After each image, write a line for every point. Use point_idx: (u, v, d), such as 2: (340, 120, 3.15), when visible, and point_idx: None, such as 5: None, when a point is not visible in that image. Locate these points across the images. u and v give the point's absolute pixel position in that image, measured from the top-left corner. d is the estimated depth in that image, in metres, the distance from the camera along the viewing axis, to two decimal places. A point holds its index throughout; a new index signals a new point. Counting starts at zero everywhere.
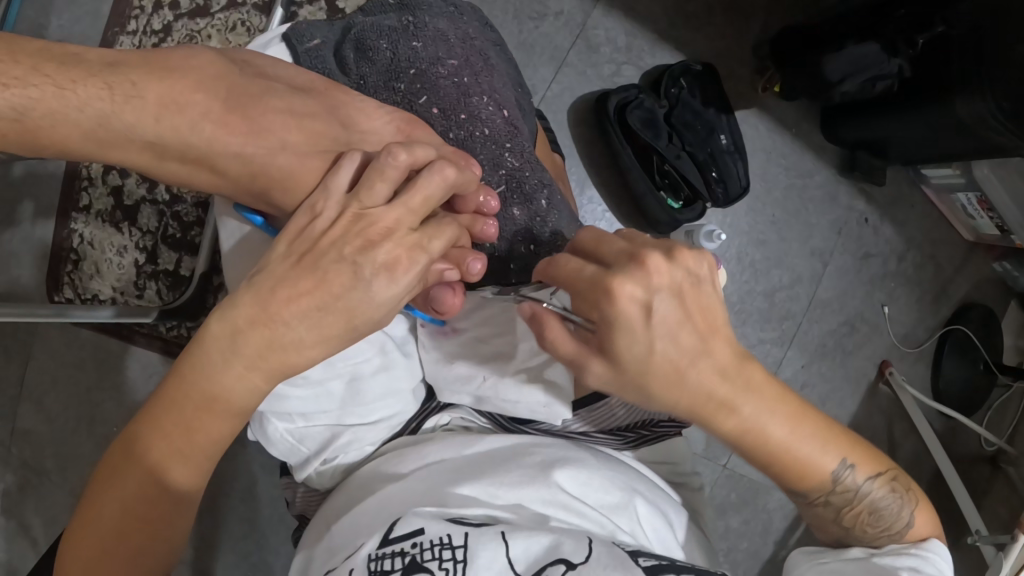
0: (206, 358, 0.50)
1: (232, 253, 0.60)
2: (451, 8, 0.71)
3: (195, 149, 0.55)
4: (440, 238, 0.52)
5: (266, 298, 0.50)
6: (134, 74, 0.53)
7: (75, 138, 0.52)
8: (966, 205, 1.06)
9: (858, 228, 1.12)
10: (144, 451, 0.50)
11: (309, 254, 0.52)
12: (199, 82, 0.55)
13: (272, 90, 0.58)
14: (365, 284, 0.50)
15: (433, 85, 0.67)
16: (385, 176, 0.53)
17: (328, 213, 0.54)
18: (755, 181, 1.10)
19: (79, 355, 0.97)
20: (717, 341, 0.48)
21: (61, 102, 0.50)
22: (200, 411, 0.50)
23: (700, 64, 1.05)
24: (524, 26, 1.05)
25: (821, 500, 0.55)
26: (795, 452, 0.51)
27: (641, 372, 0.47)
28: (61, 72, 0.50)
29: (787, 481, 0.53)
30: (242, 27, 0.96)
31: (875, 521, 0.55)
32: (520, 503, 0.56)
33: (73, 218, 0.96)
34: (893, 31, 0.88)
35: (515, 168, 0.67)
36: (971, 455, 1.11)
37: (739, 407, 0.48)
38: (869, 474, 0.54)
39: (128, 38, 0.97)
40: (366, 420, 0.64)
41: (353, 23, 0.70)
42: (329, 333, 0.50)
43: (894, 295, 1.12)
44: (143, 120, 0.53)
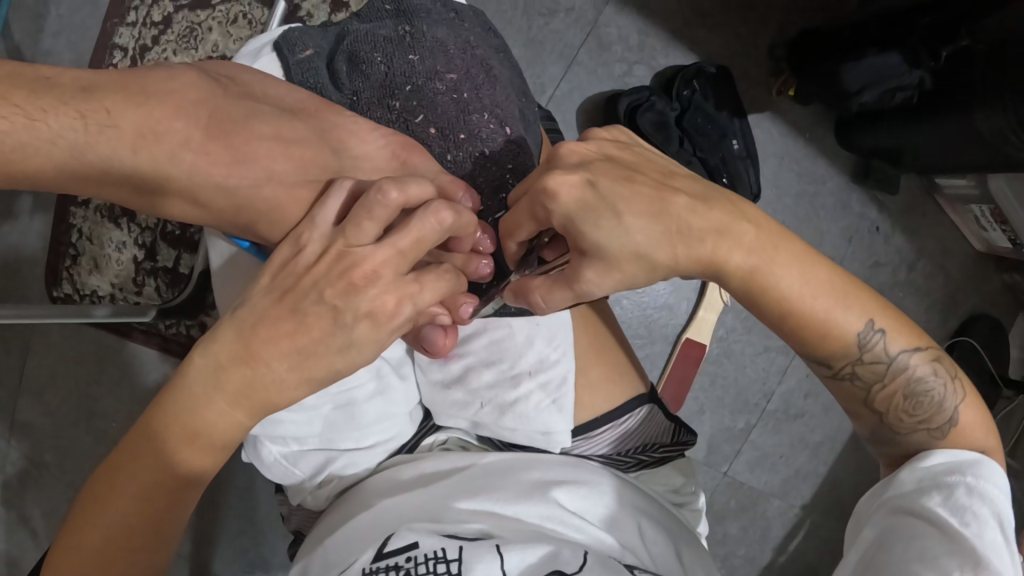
0: (186, 393, 0.49)
1: (220, 271, 0.61)
2: (451, 13, 0.68)
3: (178, 181, 0.54)
4: (429, 289, 0.53)
5: (248, 334, 0.49)
6: (109, 101, 0.50)
7: (48, 169, 0.49)
8: (979, 216, 1.03)
9: (869, 236, 1.09)
10: (121, 483, 0.49)
11: (293, 290, 0.51)
12: (180, 108, 0.53)
13: (257, 113, 0.57)
14: (345, 329, 0.50)
15: (431, 102, 0.65)
16: (374, 215, 0.53)
17: (312, 247, 0.53)
18: (766, 187, 1.07)
19: (78, 348, 0.97)
20: (673, 195, 0.51)
21: (30, 134, 0.47)
22: (180, 443, 0.49)
23: (714, 66, 1.02)
24: (534, 23, 1.02)
25: (848, 372, 0.55)
26: (811, 308, 0.53)
27: (626, 252, 0.50)
28: (31, 101, 0.47)
29: (811, 345, 0.55)
30: (244, 20, 0.94)
31: (914, 409, 0.54)
32: (517, 518, 0.55)
33: (72, 212, 0.95)
34: (916, 40, 0.84)
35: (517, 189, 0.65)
36: None
37: (729, 248, 0.52)
38: (903, 346, 0.54)
39: (128, 29, 0.94)
40: (362, 444, 0.62)
41: (345, 28, 0.66)
42: (312, 374, 0.51)
43: (903, 304, 1.09)
44: (119, 150, 0.51)
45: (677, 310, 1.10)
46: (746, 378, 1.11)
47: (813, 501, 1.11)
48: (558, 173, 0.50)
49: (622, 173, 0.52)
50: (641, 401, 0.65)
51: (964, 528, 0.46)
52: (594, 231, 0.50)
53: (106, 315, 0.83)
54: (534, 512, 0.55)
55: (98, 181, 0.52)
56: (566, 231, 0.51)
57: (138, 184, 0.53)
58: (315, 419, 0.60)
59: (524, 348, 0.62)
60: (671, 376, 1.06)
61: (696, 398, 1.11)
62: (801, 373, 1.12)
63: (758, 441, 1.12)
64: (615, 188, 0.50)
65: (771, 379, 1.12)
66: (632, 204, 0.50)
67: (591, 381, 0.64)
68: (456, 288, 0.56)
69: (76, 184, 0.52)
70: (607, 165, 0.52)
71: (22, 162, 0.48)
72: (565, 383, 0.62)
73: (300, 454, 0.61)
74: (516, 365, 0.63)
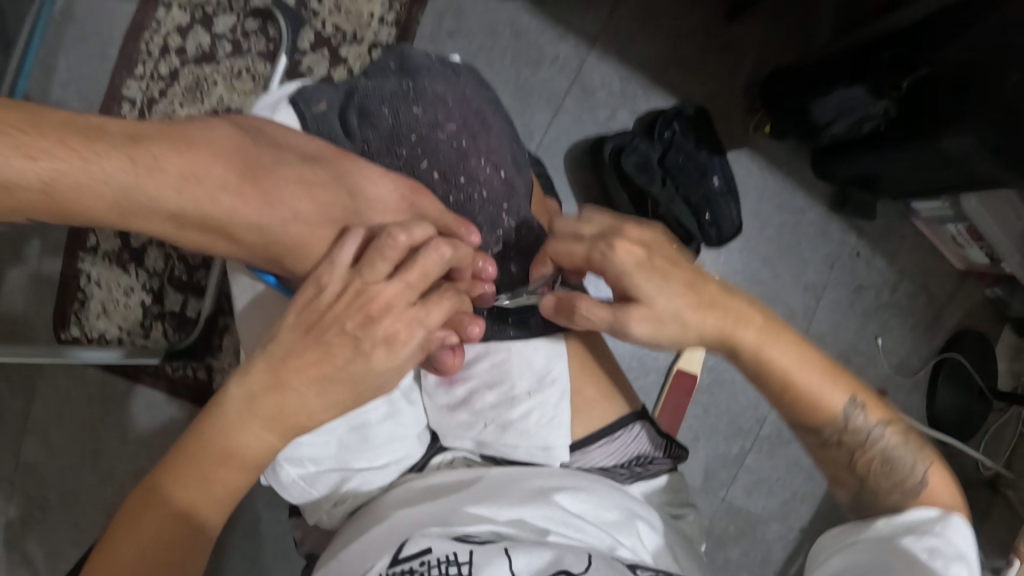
0: (221, 417, 0.52)
1: (244, 310, 0.62)
2: (449, 70, 0.71)
3: (216, 222, 0.55)
4: (439, 310, 0.56)
5: (278, 364, 0.53)
6: (155, 147, 0.52)
7: (101, 210, 0.50)
8: (956, 235, 1.08)
9: (850, 262, 1.14)
10: (161, 503, 0.51)
11: (315, 325, 0.54)
12: (218, 153, 0.55)
13: (283, 159, 0.58)
14: (364, 357, 0.54)
15: (434, 149, 0.67)
16: (385, 256, 0.55)
17: (332, 286, 0.55)
18: (748, 219, 1.12)
19: (84, 392, 0.99)
20: (705, 280, 0.61)
21: (86, 175, 0.48)
22: (215, 463, 0.52)
23: (692, 108, 1.08)
24: (521, 73, 1.07)
25: (835, 440, 0.62)
26: (806, 383, 0.60)
27: (667, 308, 0.58)
28: (87, 145, 0.49)
29: (803, 414, 0.61)
30: (247, 75, 0.99)
31: (890, 475, 0.60)
32: (523, 519, 0.58)
33: (81, 257, 0.98)
34: (881, 73, 0.89)
35: (513, 226, 0.68)
36: (968, 479, 1.11)
37: (743, 324, 0.60)
38: (879, 419, 0.61)
39: (135, 82, 0.99)
40: (375, 464, 0.64)
41: (355, 84, 0.69)
42: (337, 400, 0.54)
43: (888, 326, 1.14)
44: (165, 192, 0.52)
45: None
46: (739, 406, 1.14)
47: (812, 523, 1.13)
48: (626, 239, 0.58)
49: (671, 258, 0.61)
50: (633, 418, 0.68)
51: (933, 562, 0.52)
52: (652, 279, 0.58)
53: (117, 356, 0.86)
54: (537, 514, 0.58)
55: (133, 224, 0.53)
56: (620, 283, 0.59)
57: (180, 223, 0.54)
58: (329, 439, 0.62)
59: (523, 369, 0.65)
60: (665, 406, 1.08)
61: (690, 426, 1.13)
62: None
63: (754, 465, 1.14)
64: (662, 262, 0.59)
65: (762, 404, 1.14)
66: (675, 277, 0.59)
67: (589, 400, 0.66)
68: (459, 306, 0.58)
69: (119, 221, 0.53)
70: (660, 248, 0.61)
71: (76, 202, 0.49)
72: (563, 400, 0.65)
73: (317, 475, 0.62)
74: (516, 386, 0.65)
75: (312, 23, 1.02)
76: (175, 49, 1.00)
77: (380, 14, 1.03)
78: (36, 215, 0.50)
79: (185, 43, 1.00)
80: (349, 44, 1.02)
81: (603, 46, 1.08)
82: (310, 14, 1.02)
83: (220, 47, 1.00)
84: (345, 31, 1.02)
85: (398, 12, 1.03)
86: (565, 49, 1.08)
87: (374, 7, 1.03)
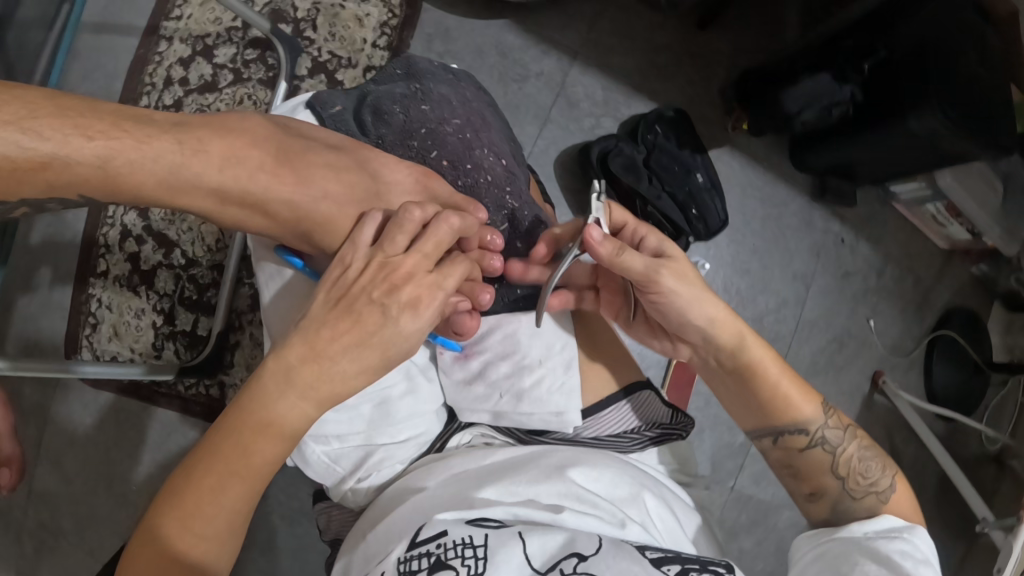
0: (262, 388, 0.54)
1: (275, 295, 0.63)
2: (450, 75, 0.76)
3: (252, 197, 0.57)
4: (454, 276, 0.59)
5: (312, 336, 0.55)
6: (200, 132, 0.55)
7: (149, 186, 0.53)
8: (935, 214, 1.13)
9: (835, 249, 1.19)
10: (202, 472, 0.53)
11: (344, 297, 0.57)
12: (256, 139, 0.58)
13: (313, 148, 0.61)
14: (393, 322, 0.56)
15: (442, 141, 0.71)
16: (405, 229, 0.59)
17: (355, 263, 0.59)
18: (733, 214, 1.17)
19: (97, 417, 1.00)
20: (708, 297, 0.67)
21: (139, 153, 0.52)
22: (257, 433, 0.53)
23: (672, 111, 1.13)
24: (509, 88, 1.12)
25: (817, 439, 0.64)
26: (787, 385, 0.64)
27: (697, 280, 0.63)
28: (139, 128, 0.52)
29: (788, 410, 0.64)
30: (249, 100, 1.04)
31: (865, 476, 0.63)
32: (536, 499, 0.56)
33: (90, 283, 1.01)
34: (843, 61, 0.99)
35: (516, 208, 0.71)
36: (975, 454, 1.15)
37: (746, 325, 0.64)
38: (850, 427, 0.65)
39: (141, 112, 1.04)
40: (397, 439, 0.65)
41: (366, 90, 0.74)
42: (368, 365, 0.56)
43: (878, 308, 1.18)
44: (208, 169, 0.55)
45: None
46: None
47: None
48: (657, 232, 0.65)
49: None
50: (639, 386, 0.70)
51: (903, 562, 0.55)
52: (683, 259, 0.63)
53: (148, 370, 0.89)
54: (552, 493, 0.56)
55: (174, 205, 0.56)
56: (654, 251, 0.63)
57: (226, 200, 0.57)
58: (351, 415, 0.64)
59: (531, 340, 0.67)
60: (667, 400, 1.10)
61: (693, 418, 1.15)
62: None
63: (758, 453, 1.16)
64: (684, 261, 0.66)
65: None
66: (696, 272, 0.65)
67: (596, 370, 0.69)
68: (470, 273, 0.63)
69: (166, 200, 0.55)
70: None
71: (128, 179, 0.52)
72: (571, 368, 0.67)
73: (341, 450, 0.65)
74: (527, 356, 0.67)
75: (308, 50, 1.07)
76: (178, 80, 1.05)
77: (373, 39, 1.09)
78: (92, 193, 0.53)
79: (188, 73, 1.05)
80: (345, 68, 1.07)
81: (584, 59, 1.15)
82: (306, 42, 1.08)
83: (222, 75, 1.05)
84: (340, 56, 1.07)
85: (389, 36, 1.09)
86: (548, 64, 1.13)
87: (366, 33, 1.09)
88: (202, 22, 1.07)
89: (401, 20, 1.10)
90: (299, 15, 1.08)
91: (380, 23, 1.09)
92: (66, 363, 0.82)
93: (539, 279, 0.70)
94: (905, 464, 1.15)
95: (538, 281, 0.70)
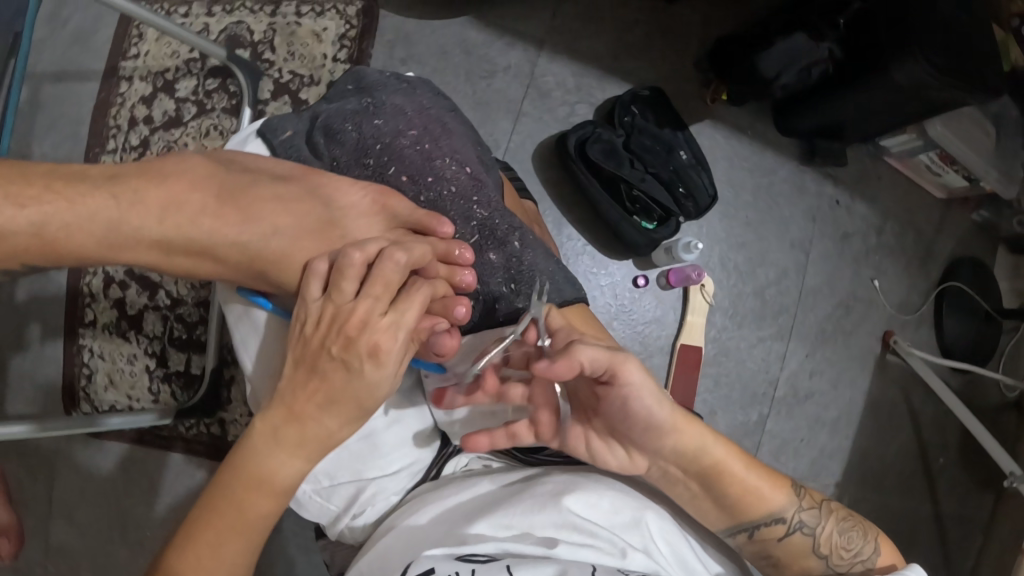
0: (253, 446, 0.54)
1: (243, 333, 0.63)
2: (404, 84, 0.73)
3: (197, 242, 0.58)
4: (412, 309, 0.55)
5: (288, 398, 0.55)
6: (134, 182, 0.57)
7: (89, 247, 0.55)
8: (930, 163, 1.10)
9: (831, 211, 1.16)
10: (199, 530, 0.52)
11: (306, 356, 0.55)
12: (196, 182, 0.59)
13: (257, 181, 0.61)
14: (357, 375, 0.54)
15: (400, 156, 0.68)
16: (348, 274, 0.55)
17: (312, 317, 0.56)
18: (722, 188, 1.14)
19: (104, 466, 0.99)
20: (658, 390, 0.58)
21: (74, 214, 0.54)
22: (249, 489, 0.53)
23: (647, 89, 1.10)
24: (477, 86, 1.09)
25: (795, 522, 0.59)
26: (754, 478, 0.57)
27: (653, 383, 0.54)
28: (72, 189, 0.54)
29: (761, 504, 0.57)
30: (215, 131, 1.02)
31: (848, 544, 0.59)
32: (531, 530, 0.53)
33: (81, 334, 1.00)
34: (816, 18, 0.94)
35: (485, 217, 0.67)
36: (996, 405, 1.15)
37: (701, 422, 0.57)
38: (824, 500, 0.61)
39: (109, 155, 1.03)
40: (387, 471, 0.63)
41: (318, 110, 0.71)
42: (347, 416, 0.55)
43: (882, 268, 1.16)
44: (148, 221, 0.56)
45: (666, 321, 1.10)
46: (748, 372, 1.11)
47: (845, 476, 1.12)
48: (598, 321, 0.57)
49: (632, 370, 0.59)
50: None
51: None
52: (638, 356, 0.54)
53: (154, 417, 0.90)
54: (546, 525, 0.53)
55: (123, 247, 0.57)
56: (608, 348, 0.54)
57: (166, 251, 0.58)
58: (336, 453, 0.62)
59: None
60: (675, 386, 1.06)
61: (704, 400, 1.09)
62: (801, 354, 1.13)
63: (776, 429, 1.11)
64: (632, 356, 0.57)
65: (772, 366, 1.12)
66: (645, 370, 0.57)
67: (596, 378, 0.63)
68: (435, 291, 0.59)
69: (108, 254, 0.57)
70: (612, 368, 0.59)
71: (66, 241, 0.54)
72: None
73: (332, 488, 0.63)
74: None
75: (269, 72, 1.05)
76: (142, 119, 1.03)
77: (333, 53, 1.06)
78: (32, 258, 0.55)
79: (152, 111, 1.03)
80: (309, 86, 1.05)
81: (551, 47, 1.11)
82: (265, 65, 1.06)
83: (186, 109, 1.03)
84: (302, 75, 1.05)
85: (349, 48, 1.07)
86: (515, 57, 1.10)
87: (325, 47, 1.07)
88: (159, 57, 1.05)
89: (360, 30, 1.07)
90: (256, 38, 1.06)
91: (338, 36, 1.07)
92: (87, 419, 0.84)
93: (518, 291, 0.65)
94: (921, 420, 1.15)
95: (516, 293, 0.64)
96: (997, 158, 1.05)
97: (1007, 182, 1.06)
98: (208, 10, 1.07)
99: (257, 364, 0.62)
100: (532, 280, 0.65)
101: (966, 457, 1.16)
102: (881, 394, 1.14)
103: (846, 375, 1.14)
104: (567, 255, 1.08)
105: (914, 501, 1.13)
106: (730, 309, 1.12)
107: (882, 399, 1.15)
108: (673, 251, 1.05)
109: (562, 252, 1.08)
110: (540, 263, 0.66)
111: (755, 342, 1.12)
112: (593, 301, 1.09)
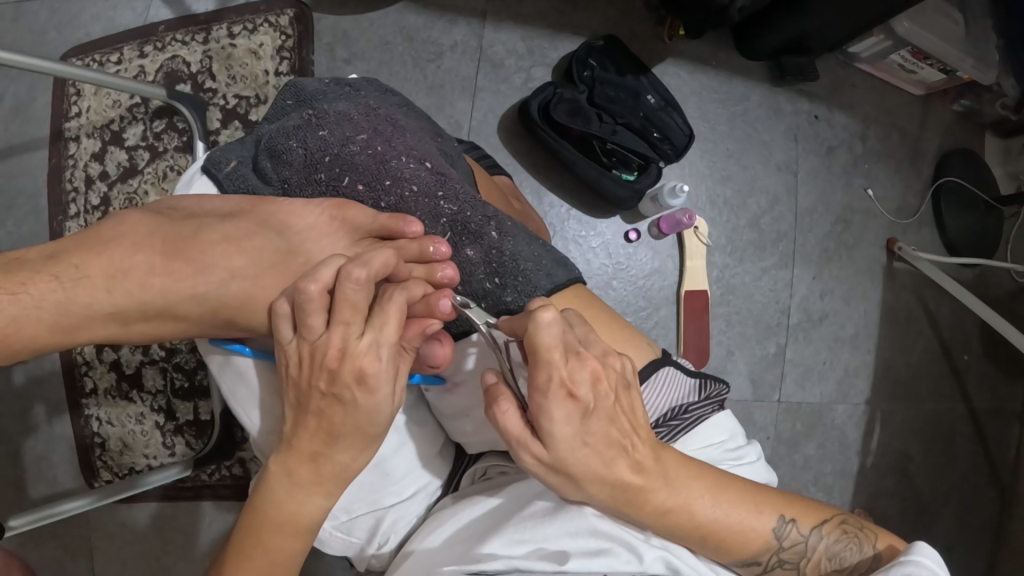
0: (270, 492, 0.54)
1: (230, 383, 0.62)
2: (346, 88, 0.68)
3: (152, 304, 0.57)
4: (390, 323, 0.52)
5: (294, 441, 0.53)
6: (74, 258, 0.56)
7: (43, 333, 0.55)
8: (902, 62, 1.07)
9: (811, 127, 1.12)
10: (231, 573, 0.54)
11: (299, 397, 0.53)
12: (137, 242, 0.57)
13: (203, 226, 0.59)
14: (352, 404, 0.51)
15: (352, 165, 0.63)
16: (310, 309, 0.51)
17: (292, 356, 0.54)
18: (697, 125, 1.10)
19: (137, 529, 0.99)
20: (639, 439, 0.50)
21: (17, 305, 0.54)
22: (274, 531, 0.54)
23: (601, 39, 1.05)
24: (426, 71, 1.05)
25: (776, 561, 0.55)
26: (724, 523, 0.52)
27: (585, 459, 0.49)
28: (10, 279, 0.54)
29: (731, 552, 0.54)
30: (172, 172, 1.01)
31: (841, 563, 0.55)
32: (547, 540, 0.52)
33: (84, 405, 0.99)
34: None
35: (455, 211, 0.62)
36: (1011, 292, 1.13)
37: (653, 493, 0.51)
38: (814, 525, 0.55)
39: (74, 221, 1.00)
40: (404, 495, 0.63)
41: (260, 133, 0.67)
42: (358, 445, 0.53)
43: (873, 175, 1.13)
44: (97, 294, 0.56)
45: (666, 270, 1.07)
46: (759, 305, 1.08)
47: (873, 390, 1.10)
48: (557, 366, 0.47)
49: (619, 417, 0.50)
50: (656, 364, 0.59)
51: None
52: (588, 419, 0.48)
53: (178, 473, 0.89)
54: (560, 535, 0.52)
55: (84, 328, 0.57)
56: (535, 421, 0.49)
57: (123, 318, 0.57)
58: (351, 488, 0.61)
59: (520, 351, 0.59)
60: (688, 334, 1.04)
61: (720, 342, 1.07)
62: (808, 278, 1.10)
63: (797, 356, 1.08)
64: (602, 420, 0.49)
65: (782, 295, 1.09)
66: (605, 431, 0.49)
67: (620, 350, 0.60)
68: (412, 295, 0.55)
69: (66, 338, 0.57)
70: (609, 405, 0.49)
71: (16, 333, 0.54)
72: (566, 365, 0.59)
73: (352, 521, 0.63)
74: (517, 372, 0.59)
75: (213, 101, 1.02)
76: (97, 176, 1.01)
77: (274, 67, 1.03)
78: None
79: (105, 166, 1.01)
80: (257, 107, 1.03)
81: (495, 16, 1.07)
82: (209, 94, 1.02)
83: (139, 156, 1.01)
84: (247, 96, 1.02)
85: (289, 59, 1.03)
86: (459, 33, 1.06)
87: (265, 63, 1.03)
88: (101, 110, 1.02)
89: (296, 38, 1.04)
90: (194, 69, 1.03)
91: (276, 49, 1.03)
92: (128, 482, 0.86)
93: (503, 285, 0.61)
94: (940, 321, 1.13)
95: (502, 288, 0.61)
96: (969, 45, 1.01)
97: (983, 67, 1.02)
98: (140, 50, 1.03)
99: (258, 414, 0.61)
100: (516, 268, 0.61)
101: (991, 349, 1.14)
102: (895, 302, 1.12)
103: (858, 290, 1.11)
104: (553, 224, 1.05)
105: (948, 402, 1.11)
106: (728, 246, 1.08)
107: (897, 306, 1.12)
108: (659, 198, 1.02)
109: (547, 222, 1.05)
110: (523, 248, 0.62)
111: (760, 275, 1.09)
112: (590, 265, 1.06)
